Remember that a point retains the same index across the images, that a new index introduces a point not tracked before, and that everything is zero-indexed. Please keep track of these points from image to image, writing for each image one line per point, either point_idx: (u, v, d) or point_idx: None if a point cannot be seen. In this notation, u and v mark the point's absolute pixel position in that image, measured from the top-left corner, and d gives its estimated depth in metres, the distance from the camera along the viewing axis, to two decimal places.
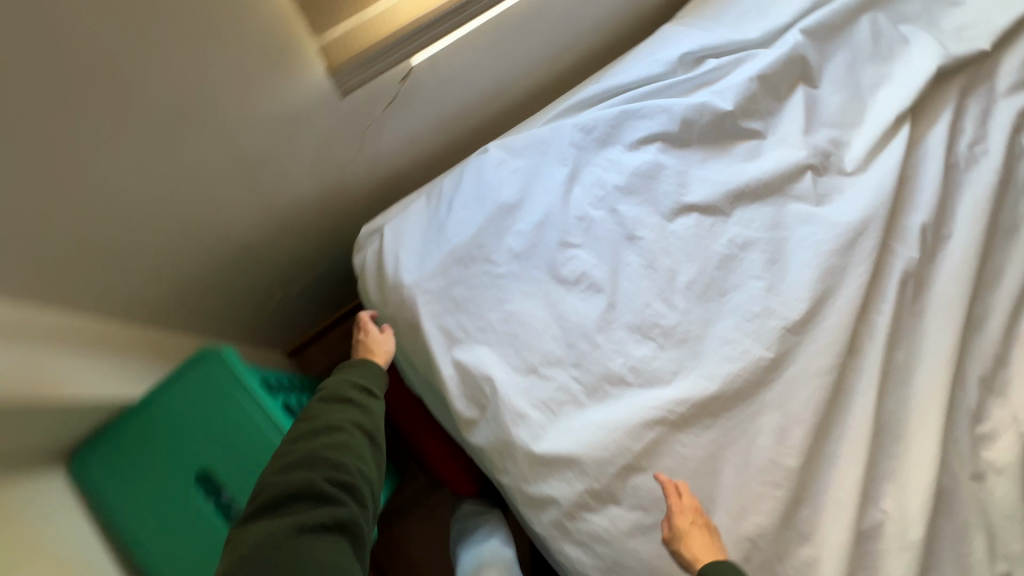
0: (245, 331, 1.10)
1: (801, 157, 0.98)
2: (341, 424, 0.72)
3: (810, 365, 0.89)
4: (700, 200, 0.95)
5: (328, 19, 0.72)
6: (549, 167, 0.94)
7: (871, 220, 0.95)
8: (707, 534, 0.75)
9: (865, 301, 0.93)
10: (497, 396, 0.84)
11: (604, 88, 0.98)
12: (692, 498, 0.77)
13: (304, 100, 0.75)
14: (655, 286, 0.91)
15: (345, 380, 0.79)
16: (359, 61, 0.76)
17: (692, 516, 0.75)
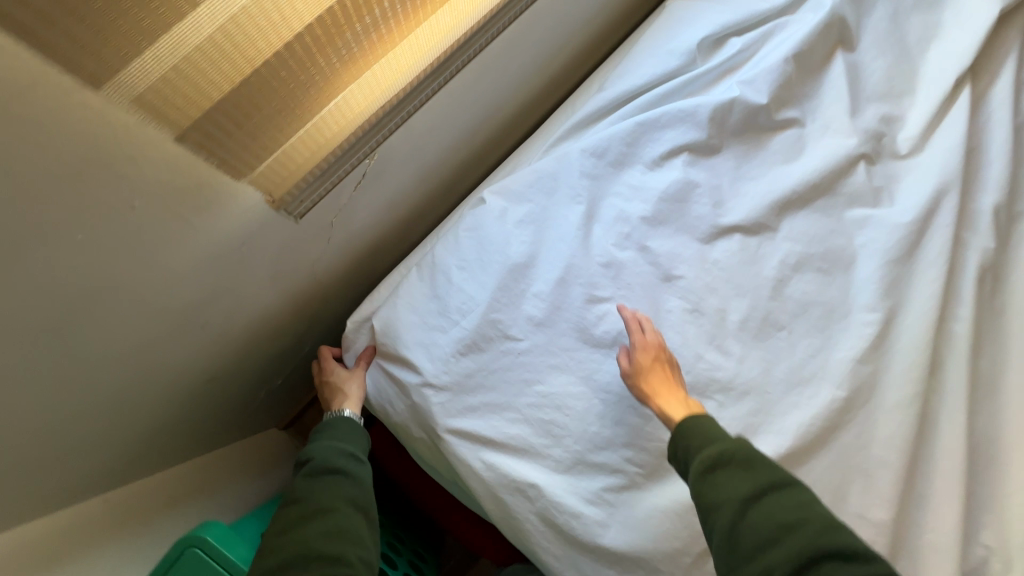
0: (230, 435, 0.94)
1: (852, 147, 0.82)
2: (334, 503, 0.58)
3: (890, 397, 0.77)
4: (746, 219, 0.80)
5: (258, 143, 0.41)
6: (559, 208, 0.77)
7: (941, 212, 0.81)
8: (668, 372, 0.71)
9: (942, 308, 0.81)
10: (544, 499, 0.71)
11: (612, 97, 0.81)
12: (655, 336, 0.73)
13: (255, 213, 0.47)
14: (705, 333, 0.77)
15: (328, 444, 0.65)
16: (313, 171, 0.49)
17: (656, 350, 0.71)
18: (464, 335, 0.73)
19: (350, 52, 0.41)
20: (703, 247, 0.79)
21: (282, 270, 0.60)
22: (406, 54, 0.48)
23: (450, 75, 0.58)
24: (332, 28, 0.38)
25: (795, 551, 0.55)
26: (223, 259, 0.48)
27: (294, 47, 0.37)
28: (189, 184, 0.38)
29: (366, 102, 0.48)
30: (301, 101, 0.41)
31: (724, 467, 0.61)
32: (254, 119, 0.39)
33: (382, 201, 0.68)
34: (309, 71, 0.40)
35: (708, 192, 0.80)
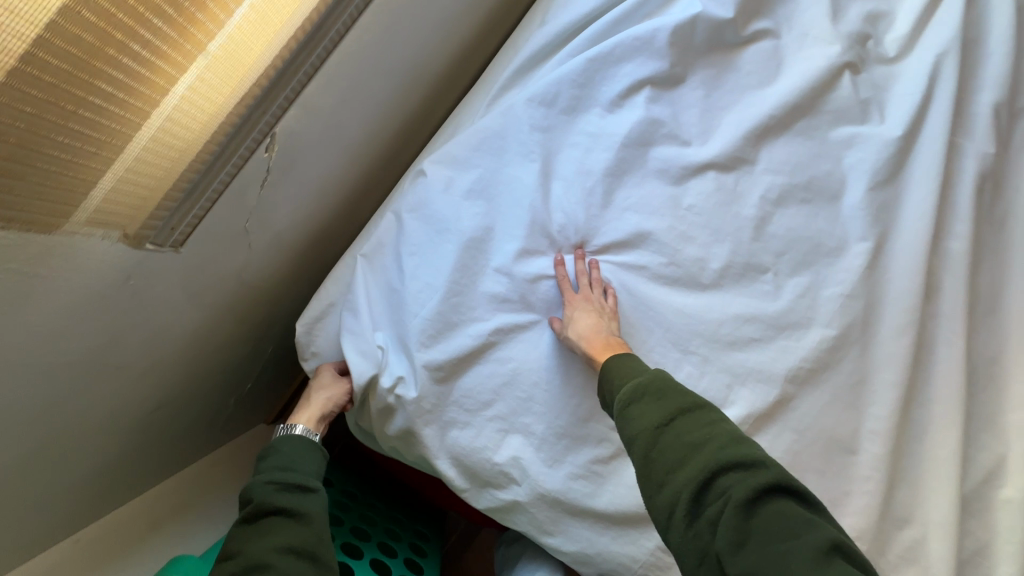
0: (224, 449, 0.90)
1: (834, 55, 0.73)
2: (267, 560, 0.49)
3: (883, 327, 0.73)
4: (721, 155, 0.71)
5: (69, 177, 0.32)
6: (507, 168, 0.69)
7: (931, 121, 0.74)
8: (605, 322, 0.67)
9: (937, 227, 0.75)
10: (528, 478, 0.69)
11: (558, 31, 0.71)
12: (588, 289, 0.68)
13: (130, 252, 0.40)
14: (685, 285, 0.72)
15: (268, 481, 0.56)
16: (173, 192, 0.40)
17: (585, 300, 0.67)
18: (425, 323, 0.68)
19: (158, 41, 0.31)
20: (675, 191, 0.71)
21: (203, 289, 0.54)
22: (261, 26, 0.36)
23: (336, 39, 0.46)
24: (109, 14, 0.28)
25: (701, 468, 0.48)
26: (109, 300, 0.42)
27: (56, 51, 0.27)
28: (13, 237, 0.31)
29: (221, 99, 0.37)
30: (107, 116, 0.31)
31: (637, 397, 0.55)
32: (37, 153, 0.29)
33: (308, 191, 0.60)
34: (97, 76, 0.29)
35: (675, 128, 0.71)
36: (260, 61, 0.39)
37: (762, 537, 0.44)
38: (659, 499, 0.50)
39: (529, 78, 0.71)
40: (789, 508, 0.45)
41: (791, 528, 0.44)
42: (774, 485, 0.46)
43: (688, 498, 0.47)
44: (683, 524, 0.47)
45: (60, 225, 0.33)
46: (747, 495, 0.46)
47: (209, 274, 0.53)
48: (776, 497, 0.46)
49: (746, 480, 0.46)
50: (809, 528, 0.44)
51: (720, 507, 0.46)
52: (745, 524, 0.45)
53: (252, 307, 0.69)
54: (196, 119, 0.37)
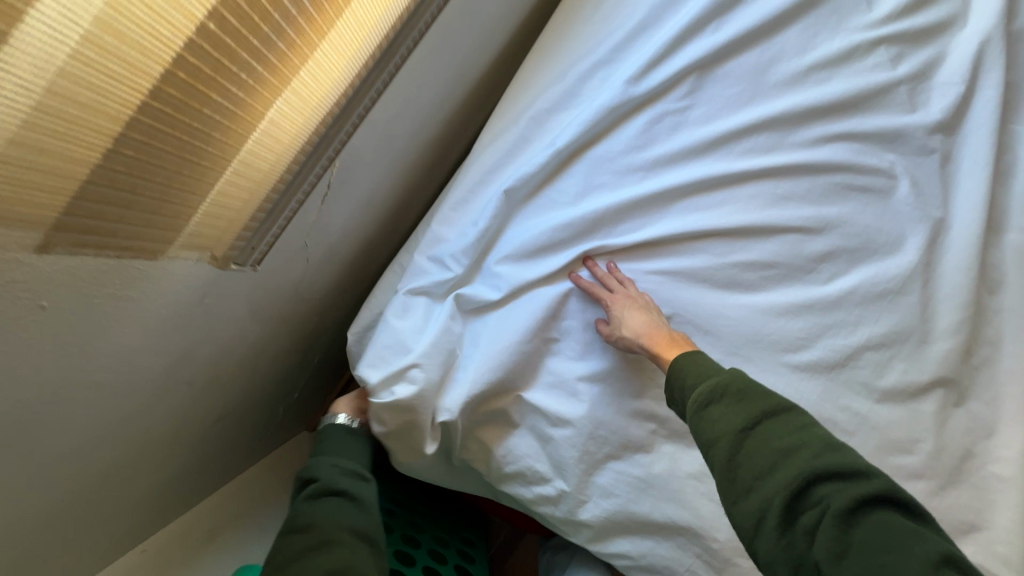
0: (272, 458, 0.92)
1: (883, 45, 0.70)
2: (344, 532, 0.51)
3: (943, 325, 0.71)
4: (782, 162, 0.69)
5: (176, 205, 0.33)
6: (544, 167, 0.68)
7: (977, 109, 0.72)
8: (651, 316, 0.66)
9: (992, 221, 0.72)
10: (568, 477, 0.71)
11: (581, 38, 0.73)
12: (624, 285, 0.67)
13: (208, 273, 0.42)
14: (732, 285, 0.70)
15: (333, 466, 0.59)
16: (257, 217, 0.41)
17: (627, 298, 0.66)
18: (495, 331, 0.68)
19: (258, 68, 0.32)
20: (727, 195, 0.70)
21: (264, 305, 0.55)
22: (342, 46, 0.37)
23: (401, 58, 0.47)
24: (223, 45, 0.29)
25: (795, 475, 0.47)
26: (185, 317, 0.43)
27: (174, 83, 0.28)
28: (115, 262, 0.32)
29: (304, 121, 0.38)
30: (211, 147, 0.32)
31: (716, 398, 0.54)
32: (150, 186, 0.30)
33: (359, 205, 0.60)
34: (207, 108, 0.30)
35: (720, 123, 0.69)
36: (340, 81, 0.39)
37: (863, 546, 0.44)
38: (745, 505, 0.49)
39: (550, 81, 0.71)
40: (894, 519, 0.45)
41: (895, 538, 0.44)
42: (876, 495, 0.46)
43: (781, 504, 0.47)
44: (775, 533, 0.47)
45: (157, 251, 0.35)
46: (847, 504, 0.45)
47: (271, 290, 0.54)
48: (877, 506, 0.46)
49: (846, 489, 0.46)
50: (916, 541, 0.44)
51: (817, 514, 0.46)
52: (844, 534, 0.45)
53: (303, 320, 0.70)
54: (280, 142, 0.37)
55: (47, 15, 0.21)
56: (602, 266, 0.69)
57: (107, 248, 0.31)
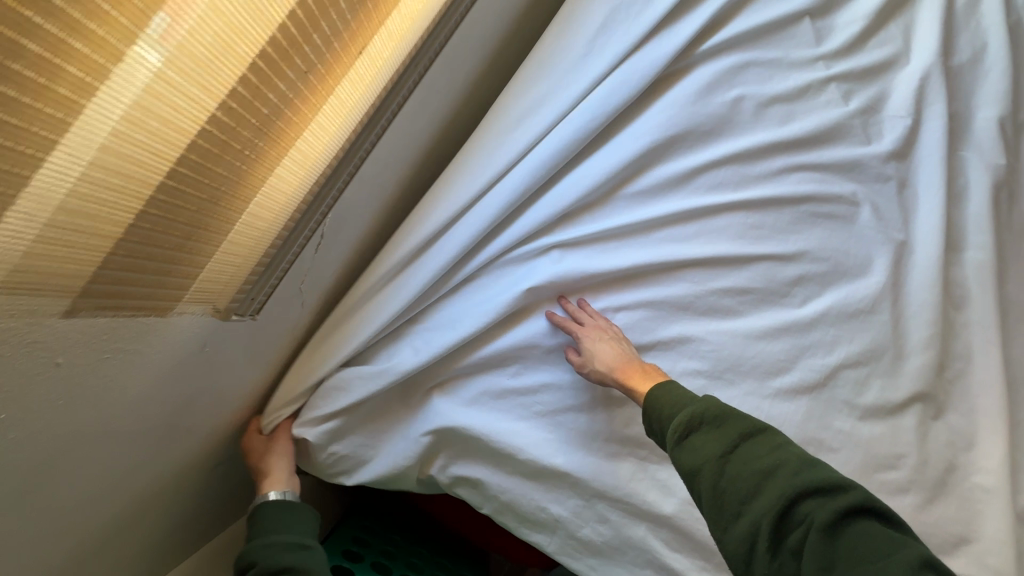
0: None
1: (832, 85, 0.76)
2: None
3: (915, 340, 0.74)
4: (753, 196, 0.74)
5: (187, 261, 0.39)
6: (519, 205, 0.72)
7: (926, 137, 0.77)
8: (622, 347, 0.69)
9: (950, 240, 0.76)
10: (563, 509, 0.72)
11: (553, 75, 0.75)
12: (595, 319, 0.70)
13: (208, 325, 0.46)
14: (711, 311, 0.73)
15: (269, 544, 0.66)
16: (257, 270, 0.48)
17: (598, 330, 0.69)
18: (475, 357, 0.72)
19: (256, 144, 0.39)
20: (700, 227, 0.74)
21: (261, 351, 0.58)
22: (328, 120, 0.45)
23: (386, 122, 0.54)
24: (228, 129, 0.36)
25: (778, 496, 0.49)
26: (189, 366, 0.46)
27: (189, 163, 0.35)
28: (136, 317, 0.38)
29: (295, 180, 0.46)
30: (212, 213, 0.39)
31: (695, 427, 0.56)
32: (162, 250, 0.37)
33: (352, 249, 0.64)
34: (210, 182, 0.37)
35: (683, 159, 0.75)
36: (327, 147, 0.47)
37: (850, 560, 0.46)
38: (734, 530, 0.51)
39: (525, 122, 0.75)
40: (875, 527, 0.47)
41: (879, 549, 0.46)
42: (856, 507, 0.48)
43: (769, 528, 0.49)
44: (766, 556, 0.49)
45: (169, 310, 0.40)
46: (829, 519, 0.47)
47: (266, 336, 0.57)
48: (857, 518, 0.48)
49: (827, 504, 0.48)
50: (896, 546, 0.46)
51: (802, 533, 0.48)
52: (829, 549, 0.47)
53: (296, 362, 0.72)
54: (275, 203, 0.45)
55: (92, 122, 0.28)
56: (574, 302, 0.73)
57: (124, 308, 0.36)
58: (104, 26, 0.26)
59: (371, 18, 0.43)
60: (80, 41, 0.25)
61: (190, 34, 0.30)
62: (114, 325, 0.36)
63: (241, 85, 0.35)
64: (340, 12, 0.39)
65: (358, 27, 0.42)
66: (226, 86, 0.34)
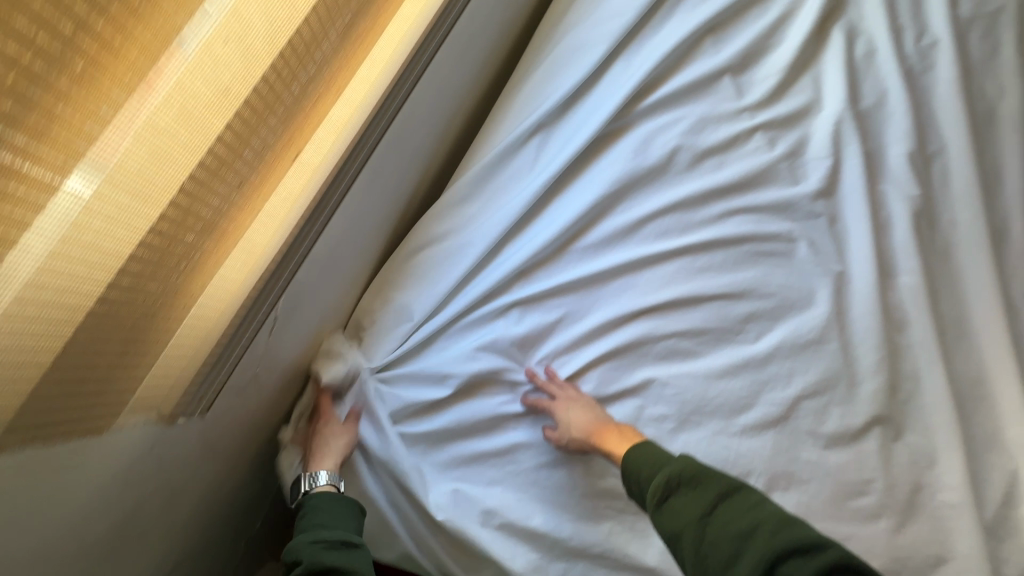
0: None
1: (757, 135, 0.82)
2: None
3: (865, 364, 0.77)
4: (697, 241, 0.78)
5: (132, 372, 0.43)
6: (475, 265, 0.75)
7: (847, 175, 0.83)
8: (596, 413, 0.70)
9: (883, 267, 0.81)
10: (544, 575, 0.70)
11: (498, 142, 0.80)
12: (566, 389, 0.72)
13: (156, 424, 0.48)
14: (671, 355, 0.75)
15: (314, 542, 0.62)
16: (201, 369, 0.51)
17: (568, 400, 0.70)
18: (445, 422, 0.72)
19: (195, 254, 0.43)
20: (651, 276, 0.77)
21: (218, 439, 0.59)
22: (268, 224, 0.49)
23: (327, 215, 0.59)
24: (166, 245, 0.39)
25: (758, 558, 0.50)
26: (141, 469, 0.48)
27: (126, 280, 0.38)
28: (81, 430, 0.40)
29: (240, 280, 0.50)
30: (150, 323, 0.42)
31: (673, 489, 0.57)
32: (102, 364, 0.39)
33: (308, 323, 0.66)
34: (150, 294, 0.40)
35: (625, 212, 0.78)
36: (270, 246, 0.51)
37: None
38: None
39: (475, 187, 0.79)
40: None
41: None
42: (835, 566, 0.48)
43: None
44: None
45: (107, 426, 0.42)
46: None
47: (224, 423, 0.59)
48: None
49: (806, 564, 0.49)
50: None
51: None
52: None
53: (257, 442, 0.71)
54: (218, 303, 0.49)
55: (30, 256, 0.30)
56: (542, 372, 0.74)
57: (65, 430, 0.38)
58: (37, 170, 0.28)
59: (296, 135, 0.47)
60: (20, 183, 0.28)
61: (116, 176, 0.33)
62: (57, 444, 0.38)
63: (176, 203, 0.38)
64: (270, 129, 0.44)
65: (288, 138, 0.47)
66: (157, 211, 0.37)
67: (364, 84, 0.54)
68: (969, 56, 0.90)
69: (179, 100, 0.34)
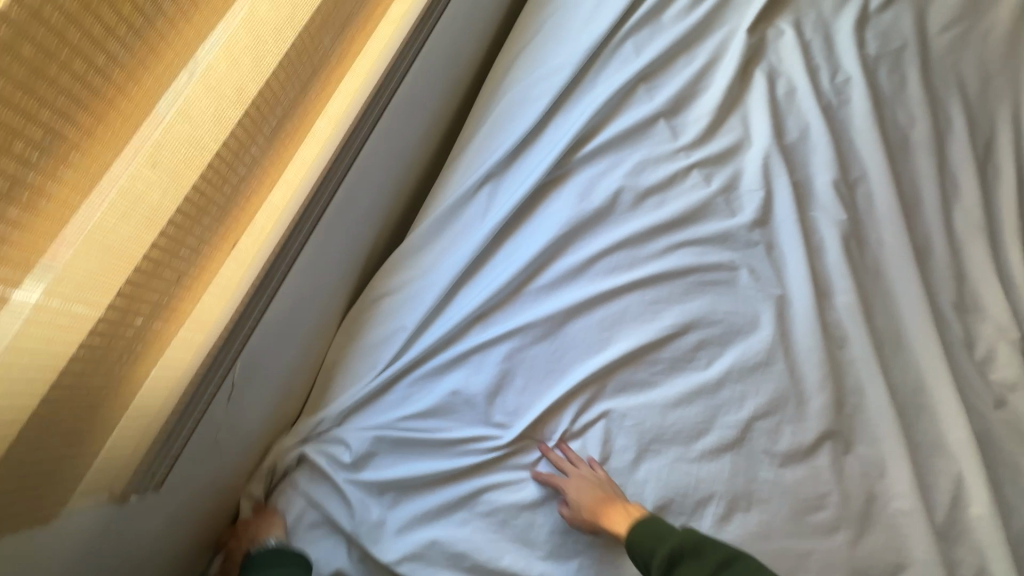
0: None
1: (693, 172, 0.88)
2: None
3: (810, 381, 0.81)
4: (645, 275, 0.82)
5: (97, 428, 0.56)
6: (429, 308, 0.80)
7: (779, 205, 0.89)
8: (610, 493, 0.73)
9: (820, 288, 0.87)
10: None
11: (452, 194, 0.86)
12: (581, 468, 0.74)
13: (118, 484, 0.59)
14: (627, 387, 0.78)
15: None
16: (156, 443, 0.61)
17: (582, 480, 0.73)
18: (411, 469, 0.75)
19: (144, 332, 0.56)
20: (603, 312, 0.80)
21: (181, 509, 0.68)
22: (211, 306, 0.62)
23: (270, 296, 0.69)
24: (117, 330, 0.53)
25: None
26: (106, 531, 0.60)
27: (88, 357, 0.51)
28: (50, 472, 0.52)
29: (191, 351, 0.62)
30: (110, 386, 0.55)
31: (678, 559, 0.67)
32: (73, 418, 0.53)
33: (271, 387, 0.75)
34: (105, 364, 0.53)
35: (574, 251, 0.83)
36: (213, 329, 0.63)
37: None
38: None
39: (432, 238, 0.84)
40: None
41: None
42: None
43: None
44: None
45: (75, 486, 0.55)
46: None
47: (184, 496, 0.68)
48: None
49: None
50: None
51: None
52: None
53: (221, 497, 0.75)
54: (173, 371, 0.61)
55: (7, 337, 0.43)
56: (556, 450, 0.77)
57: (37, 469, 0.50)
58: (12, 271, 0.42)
59: (227, 232, 0.62)
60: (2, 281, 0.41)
61: (67, 280, 0.46)
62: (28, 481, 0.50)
63: (123, 295, 0.52)
64: (200, 233, 0.58)
65: (220, 236, 0.61)
66: (99, 310, 0.50)
67: (291, 180, 0.67)
68: (880, 89, 0.98)
69: (106, 226, 0.47)
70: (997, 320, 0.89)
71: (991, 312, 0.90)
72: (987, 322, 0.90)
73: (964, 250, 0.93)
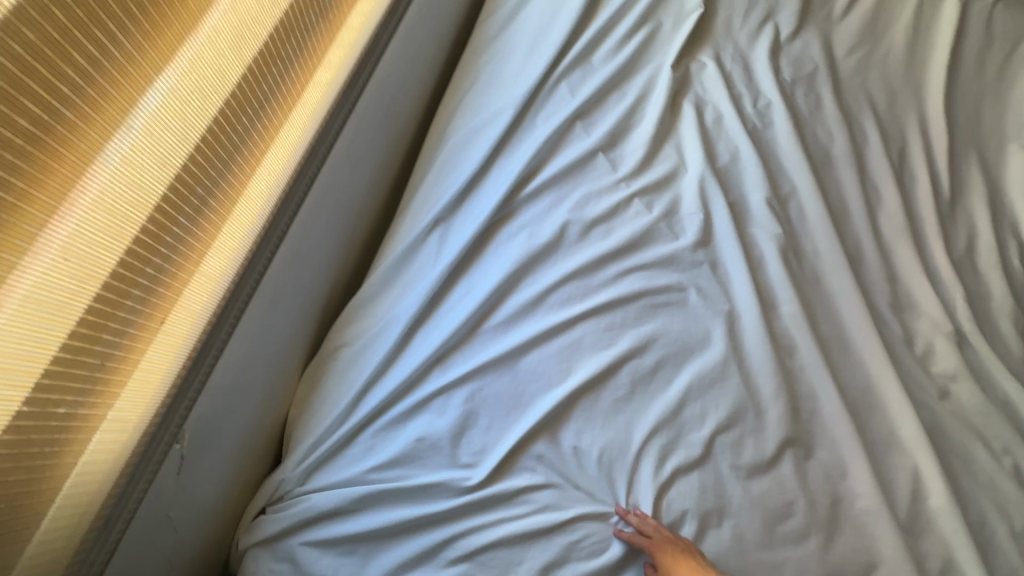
0: None
1: (635, 201, 0.92)
2: None
3: (766, 392, 0.84)
4: (597, 303, 0.84)
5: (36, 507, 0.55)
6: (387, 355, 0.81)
7: (718, 225, 0.94)
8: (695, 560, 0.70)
9: (764, 301, 0.90)
10: None
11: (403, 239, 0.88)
12: (664, 531, 0.72)
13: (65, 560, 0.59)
14: (590, 415, 0.80)
15: None
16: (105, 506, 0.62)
17: (665, 544, 0.71)
18: (380, 521, 0.74)
19: (82, 405, 0.57)
20: (561, 343, 0.82)
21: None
22: (151, 371, 0.64)
23: (216, 353, 0.72)
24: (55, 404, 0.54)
25: None
26: None
27: (25, 435, 0.51)
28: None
29: (134, 416, 0.63)
30: (48, 463, 0.55)
31: None
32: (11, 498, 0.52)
33: (228, 445, 0.76)
34: (42, 441, 0.53)
35: (527, 286, 0.85)
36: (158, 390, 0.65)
37: None
38: None
39: (387, 284, 0.86)
40: None
41: None
42: None
43: None
44: None
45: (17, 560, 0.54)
46: None
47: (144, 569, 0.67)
48: None
49: None
50: None
51: None
52: None
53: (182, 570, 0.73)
54: (117, 438, 0.62)
55: None
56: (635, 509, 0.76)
57: None
58: None
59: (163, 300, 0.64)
60: None
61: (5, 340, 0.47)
62: None
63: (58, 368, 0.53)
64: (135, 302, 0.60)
65: (155, 308, 0.63)
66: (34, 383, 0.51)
67: (228, 243, 0.72)
68: (798, 111, 1.06)
69: (36, 299, 0.49)
70: (931, 315, 0.94)
71: (924, 308, 0.95)
72: (922, 318, 0.95)
73: (892, 252, 0.99)
